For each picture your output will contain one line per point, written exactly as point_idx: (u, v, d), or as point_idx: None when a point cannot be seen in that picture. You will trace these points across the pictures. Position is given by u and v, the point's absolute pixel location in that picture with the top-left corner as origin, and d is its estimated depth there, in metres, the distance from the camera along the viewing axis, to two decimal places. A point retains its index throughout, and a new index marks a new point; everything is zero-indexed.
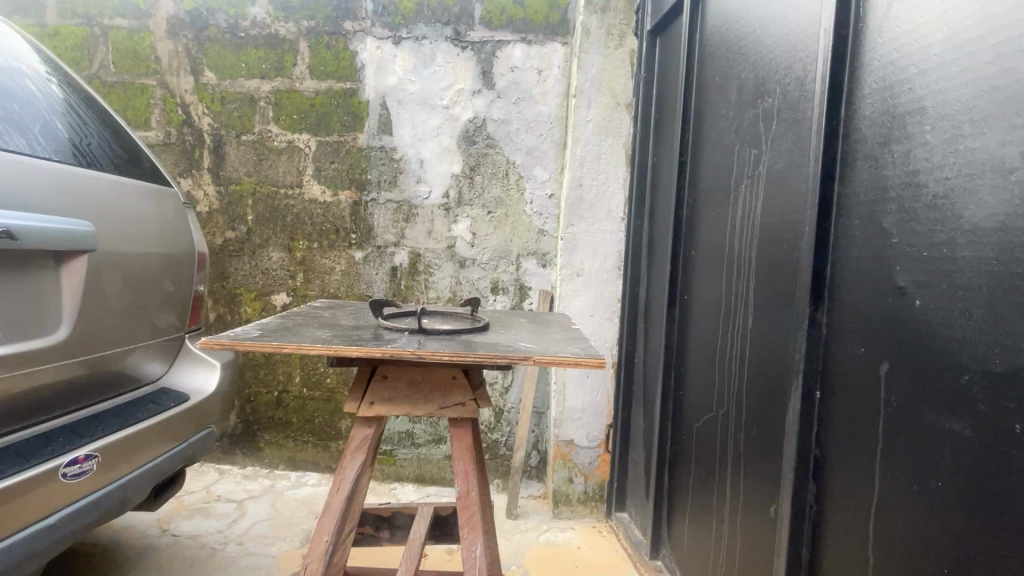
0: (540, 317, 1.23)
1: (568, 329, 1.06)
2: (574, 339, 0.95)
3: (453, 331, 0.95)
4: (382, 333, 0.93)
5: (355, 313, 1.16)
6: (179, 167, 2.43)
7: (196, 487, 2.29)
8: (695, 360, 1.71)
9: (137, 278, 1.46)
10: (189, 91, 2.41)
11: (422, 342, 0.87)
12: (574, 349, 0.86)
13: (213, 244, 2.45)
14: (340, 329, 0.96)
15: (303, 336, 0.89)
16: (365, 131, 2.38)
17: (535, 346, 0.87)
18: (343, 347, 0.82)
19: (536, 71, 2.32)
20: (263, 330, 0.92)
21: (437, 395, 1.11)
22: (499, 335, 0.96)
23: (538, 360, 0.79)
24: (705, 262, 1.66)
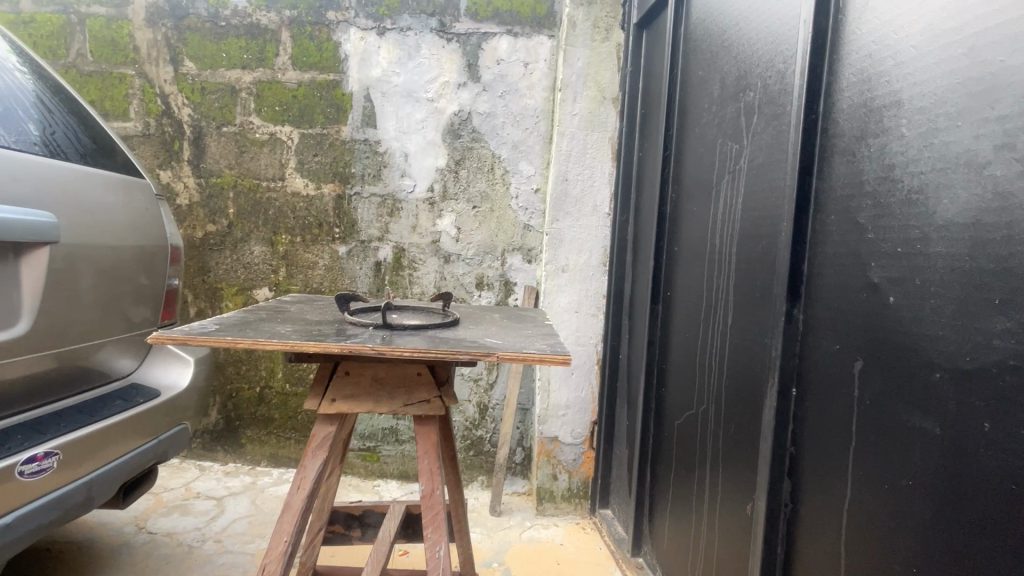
0: (515, 312, 1.20)
1: (541, 325, 1.04)
2: (544, 335, 0.93)
3: (419, 327, 0.93)
4: (345, 329, 0.90)
5: (324, 309, 1.13)
6: (158, 159, 2.39)
7: (176, 484, 2.26)
8: (676, 356, 1.69)
9: (107, 270, 1.43)
10: (168, 81, 2.36)
11: (386, 338, 0.85)
12: (542, 345, 0.84)
13: (194, 238, 2.41)
14: (303, 324, 0.94)
15: (262, 331, 0.86)
16: (349, 124, 2.35)
17: (503, 342, 0.85)
18: (301, 343, 0.79)
19: (522, 65, 2.29)
20: (222, 325, 0.90)
21: (402, 392, 1.09)
22: (467, 331, 0.93)
23: (502, 356, 0.77)
24: (687, 257, 1.65)
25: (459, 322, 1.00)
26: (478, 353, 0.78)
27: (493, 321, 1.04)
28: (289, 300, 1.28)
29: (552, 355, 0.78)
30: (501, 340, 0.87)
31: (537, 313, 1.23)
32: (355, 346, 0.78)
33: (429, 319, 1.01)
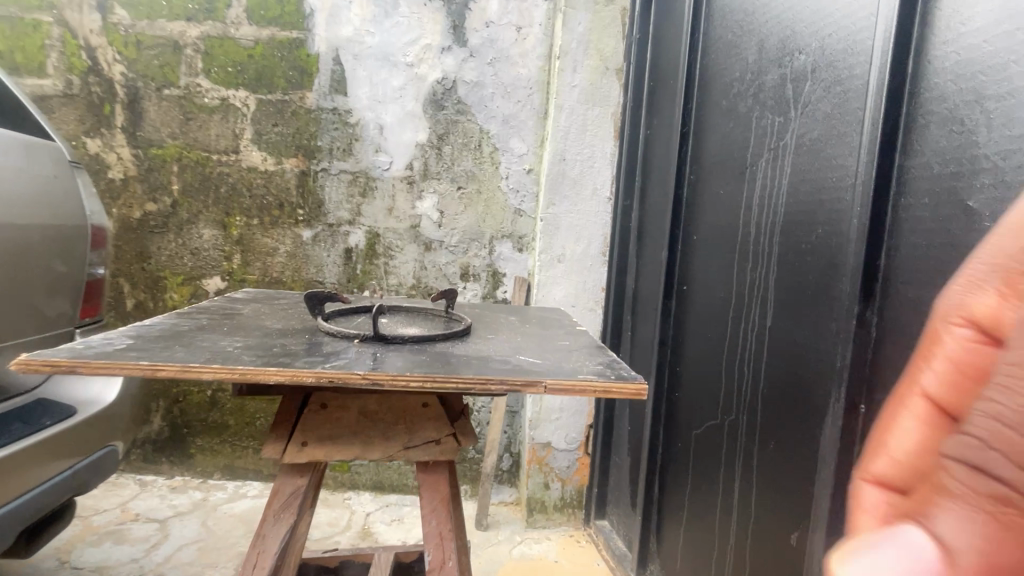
0: (528, 315, 0.98)
1: (573, 333, 0.82)
2: (584, 350, 0.71)
3: (423, 338, 0.69)
4: (323, 343, 0.66)
5: (291, 312, 0.89)
6: (85, 124, 2.02)
7: (110, 505, 1.95)
8: (694, 358, 1.51)
9: (6, 256, 1.12)
10: (96, 32, 1.99)
11: (381, 357, 0.62)
12: (592, 367, 0.62)
13: (130, 219, 2.06)
14: (262, 336, 0.69)
15: (202, 347, 0.61)
16: (315, 90, 2.04)
17: (541, 361, 0.62)
18: (259, 370, 0.54)
19: (514, 29, 2.04)
20: (144, 339, 0.64)
21: (404, 431, 0.95)
22: (486, 344, 0.71)
23: (551, 385, 0.54)
24: (708, 247, 1.46)
25: (472, 330, 0.77)
26: (516, 381, 0.54)
27: (513, 328, 0.82)
28: (246, 300, 1.02)
29: (619, 383, 0.56)
30: (536, 359, 0.63)
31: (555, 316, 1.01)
32: (338, 373, 0.54)
33: (432, 329, 0.77)
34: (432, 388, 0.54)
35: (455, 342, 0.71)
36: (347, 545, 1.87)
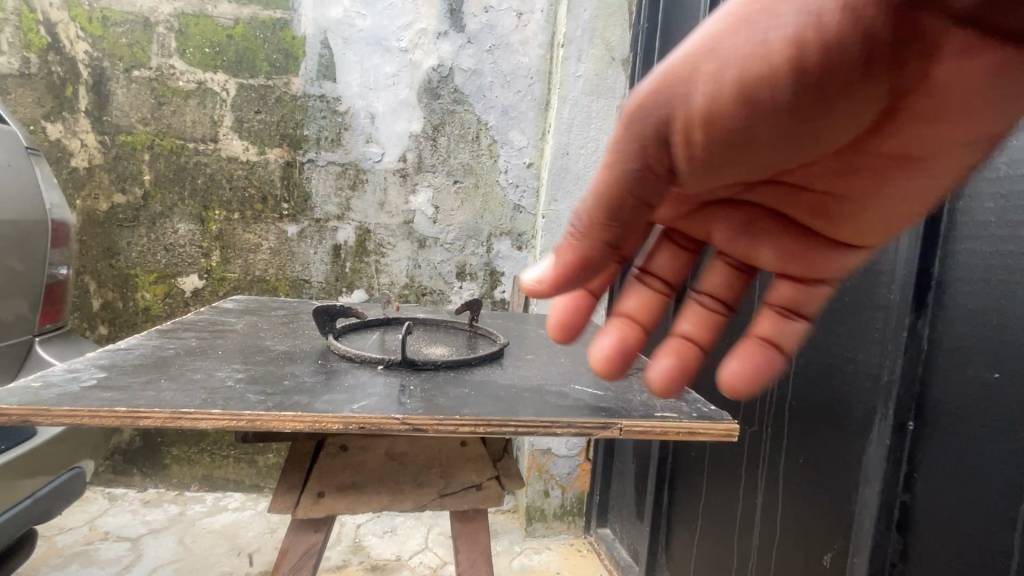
0: (568, 348, 1.00)
1: (599, 385, 0.75)
2: (646, 391, 0.74)
3: (442, 400, 0.62)
4: (332, 403, 0.58)
5: (289, 347, 0.80)
6: (44, 107, 1.83)
7: (77, 523, 1.79)
8: (710, 364, 1.45)
9: None
10: (56, 6, 1.81)
11: (410, 414, 0.56)
12: (656, 410, 0.65)
13: (96, 211, 1.89)
14: (260, 390, 0.61)
15: (190, 409, 0.52)
16: (301, 74, 1.90)
17: (584, 406, 0.64)
18: (272, 414, 0.54)
19: (514, 14, 1.94)
20: (120, 394, 0.55)
21: (440, 476, 0.94)
22: (513, 402, 0.63)
23: (624, 427, 0.59)
24: None
25: (491, 384, 0.70)
26: (588, 422, 0.59)
27: (535, 377, 0.76)
28: (236, 323, 0.93)
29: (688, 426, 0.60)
30: (603, 401, 0.67)
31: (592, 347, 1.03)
32: (371, 418, 0.55)
33: (463, 349, 0.89)
34: (493, 431, 0.57)
35: (516, 379, 0.74)
36: (338, 561, 1.76)
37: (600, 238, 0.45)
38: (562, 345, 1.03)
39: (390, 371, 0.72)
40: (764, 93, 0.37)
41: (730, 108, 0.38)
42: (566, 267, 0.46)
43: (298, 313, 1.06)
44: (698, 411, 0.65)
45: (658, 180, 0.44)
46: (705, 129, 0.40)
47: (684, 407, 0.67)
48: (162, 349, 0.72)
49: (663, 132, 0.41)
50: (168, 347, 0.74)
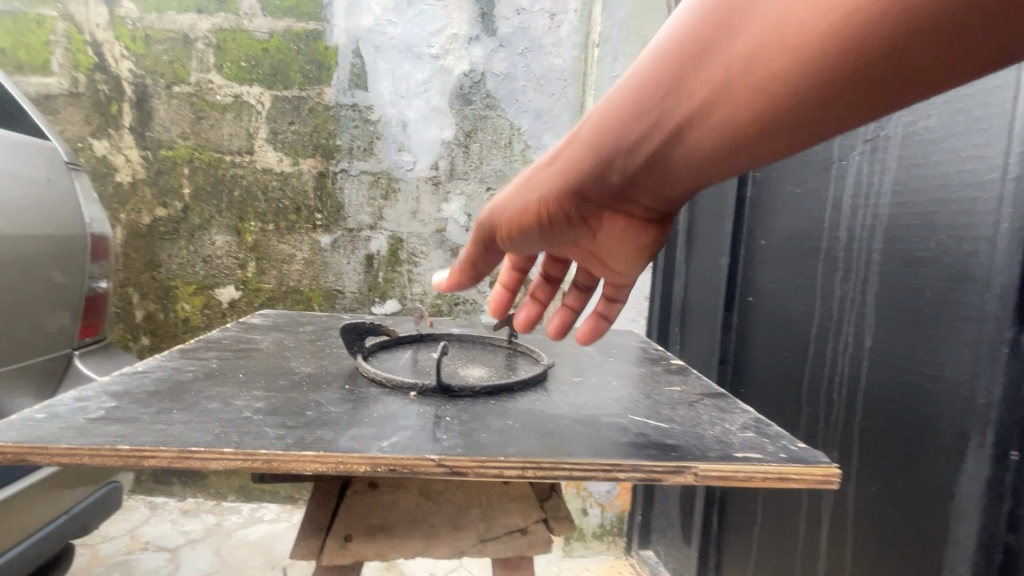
0: (617, 370, 0.94)
1: (658, 415, 0.68)
2: (717, 423, 0.66)
3: (482, 436, 0.57)
4: (357, 440, 0.53)
5: (315, 371, 0.76)
6: (91, 125, 1.89)
7: (119, 532, 1.82)
8: (765, 377, 1.35)
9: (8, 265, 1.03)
10: (102, 26, 1.86)
11: (447, 455, 0.51)
12: (733, 447, 0.58)
13: (139, 225, 1.93)
14: (279, 423, 0.57)
15: (200, 448, 0.49)
16: (334, 85, 1.90)
17: (642, 444, 0.57)
18: (290, 454, 0.50)
19: (547, 16, 1.88)
20: (128, 428, 0.52)
21: (480, 520, 0.87)
22: (561, 439, 0.57)
23: (701, 469, 0.52)
24: (784, 254, 1.31)
25: (535, 416, 0.64)
26: (657, 464, 0.52)
27: (586, 408, 0.69)
28: (263, 343, 0.90)
29: (779, 468, 0.53)
30: (669, 437, 0.60)
31: (643, 368, 0.96)
32: (404, 460, 0.50)
33: (504, 371, 0.84)
34: (545, 474, 0.51)
35: (567, 411, 0.68)
36: None
37: (469, 275, 0.80)
38: (609, 366, 0.97)
39: (423, 400, 0.67)
40: (525, 222, 0.67)
41: (512, 226, 0.70)
42: (453, 284, 0.81)
43: (327, 330, 1.03)
44: (784, 449, 0.57)
45: (498, 251, 0.76)
46: (506, 235, 0.72)
47: (765, 444, 0.59)
48: (179, 375, 0.69)
49: (489, 234, 0.74)
50: (188, 371, 0.71)
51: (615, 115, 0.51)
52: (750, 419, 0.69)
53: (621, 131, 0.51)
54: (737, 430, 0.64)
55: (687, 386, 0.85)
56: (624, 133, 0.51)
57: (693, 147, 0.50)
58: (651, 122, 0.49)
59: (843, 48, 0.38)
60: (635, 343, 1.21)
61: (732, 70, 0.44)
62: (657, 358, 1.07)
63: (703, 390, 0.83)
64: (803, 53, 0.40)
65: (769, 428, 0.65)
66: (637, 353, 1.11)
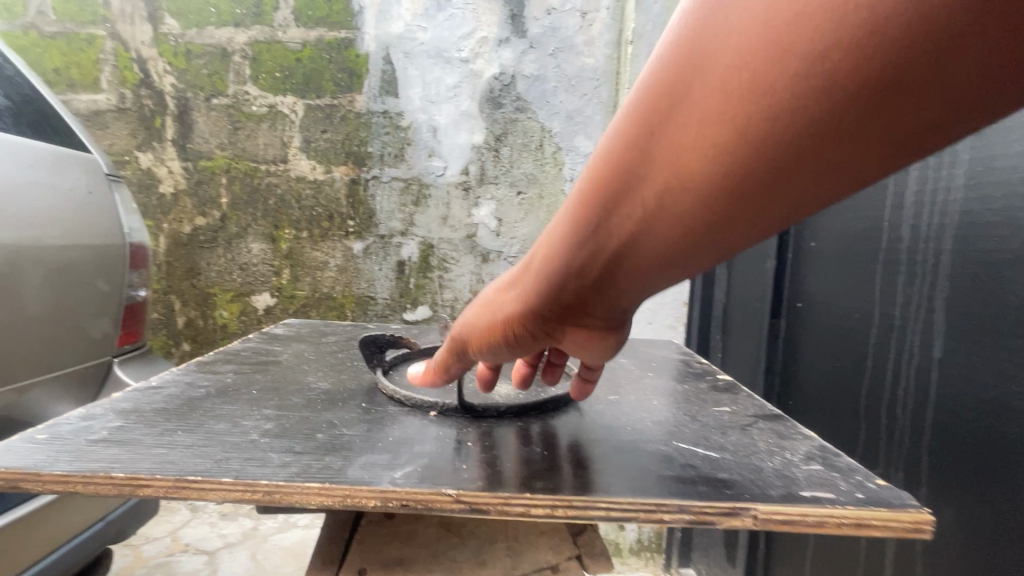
0: (656, 388, 0.91)
1: (707, 444, 0.66)
2: (777, 454, 0.64)
3: (505, 468, 0.55)
4: (369, 469, 0.52)
5: (330, 387, 0.80)
6: (137, 138, 1.96)
7: (160, 534, 1.86)
8: (817, 391, 1.27)
9: (53, 275, 1.06)
10: (147, 43, 1.93)
11: (463, 492, 0.49)
12: (800, 484, 0.55)
13: (180, 234, 1.99)
14: (287, 447, 0.56)
15: (197, 479, 0.47)
16: (365, 92, 1.91)
17: (687, 484, 0.54)
18: (292, 486, 0.48)
19: (578, 15, 1.84)
20: (128, 453, 0.52)
21: (506, 554, 0.80)
22: (595, 473, 0.55)
23: (762, 511, 0.49)
24: (836, 259, 1.23)
25: (565, 445, 0.63)
26: (713, 505, 0.49)
27: (624, 434, 0.68)
28: (282, 358, 0.93)
29: (855, 510, 0.49)
30: (723, 471, 0.58)
31: (686, 385, 0.92)
32: (419, 496, 0.48)
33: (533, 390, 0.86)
34: (576, 513, 0.49)
35: (606, 439, 0.66)
36: None
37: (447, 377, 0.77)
38: (647, 383, 0.93)
39: (439, 424, 0.68)
40: (492, 334, 0.66)
41: (480, 341, 0.69)
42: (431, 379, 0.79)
43: (347, 346, 1.04)
44: (857, 487, 0.54)
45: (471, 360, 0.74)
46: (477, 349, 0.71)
47: (836, 480, 0.56)
48: (192, 391, 0.73)
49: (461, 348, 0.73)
50: (202, 386, 0.76)
51: (556, 237, 0.53)
52: (814, 448, 0.66)
53: (563, 251, 0.52)
54: (800, 462, 0.61)
55: (736, 407, 0.81)
56: (572, 255, 0.52)
57: (643, 260, 0.50)
58: (595, 245, 0.50)
59: (746, 144, 0.39)
60: (675, 355, 1.16)
61: (661, 193, 0.44)
62: (700, 372, 1.01)
63: (755, 412, 0.79)
64: (724, 166, 0.41)
65: (836, 460, 0.62)
66: (678, 366, 1.06)
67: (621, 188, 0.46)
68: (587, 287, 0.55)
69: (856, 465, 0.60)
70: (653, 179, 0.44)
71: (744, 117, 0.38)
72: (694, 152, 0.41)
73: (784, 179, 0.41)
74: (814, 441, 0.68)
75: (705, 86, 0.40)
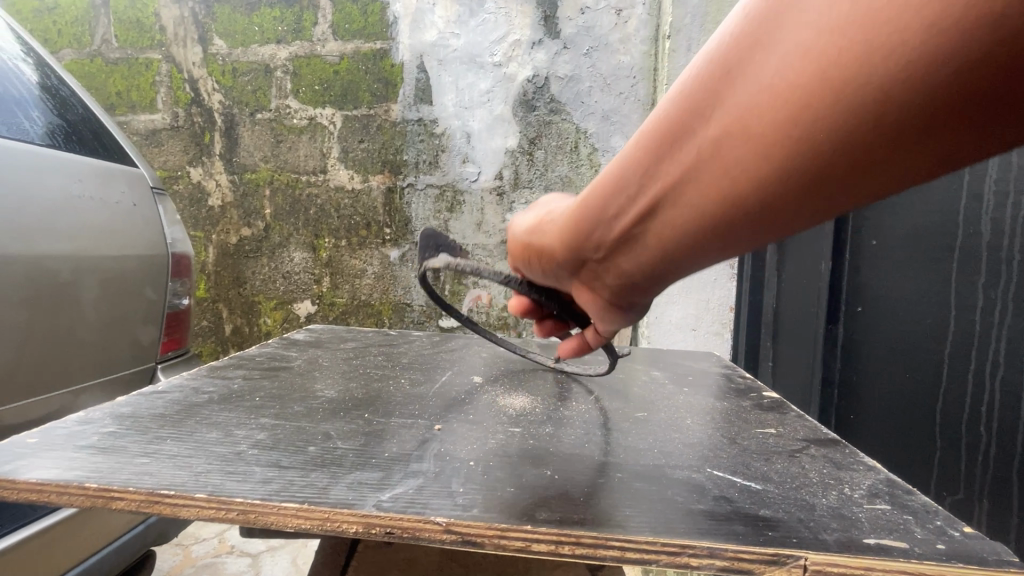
0: (692, 406, 0.83)
1: (747, 472, 0.59)
2: (833, 488, 0.56)
3: (505, 494, 0.51)
4: (356, 489, 0.50)
5: (335, 396, 0.79)
6: (189, 154, 2.06)
7: (208, 535, 1.93)
8: (884, 408, 1.16)
9: (108, 283, 1.12)
10: (197, 64, 2.02)
11: (456, 522, 0.46)
12: (862, 529, 0.48)
13: (228, 244, 2.07)
14: (273, 461, 0.55)
15: (170, 493, 0.47)
16: (400, 101, 1.93)
17: (718, 523, 0.48)
18: (268, 504, 0.47)
19: (613, 12, 1.79)
20: (109, 460, 0.53)
21: None
22: (611, 504, 0.50)
23: (814, 561, 0.43)
24: (902, 263, 1.13)
25: (581, 469, 0.58)
26: (752, 550, 0.44)
27: (649, 457, 0.62)
28: (293, 365, 0.94)
29: (931, 566, 0.43)
30: (767, 508, 0.51)
31: (725, 403, 0.85)
32: (408, 524, 0.46)
33: (554, 403, 0.82)
34: (584, 552, 0.45)
35: (631, 463, 0.61)
36: None
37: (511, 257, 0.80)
38: (681, 401, 0.86)
39: (442, 438, 0.65)
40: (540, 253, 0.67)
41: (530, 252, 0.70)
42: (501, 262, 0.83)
43: (362, 355, 1.03)
44: (933, 535, 0.47)
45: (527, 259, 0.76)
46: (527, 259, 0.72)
47: (907, 525, 0.49)
48: (195, 397, 0.75)
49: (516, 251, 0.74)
50: (206, 392, 0.78)
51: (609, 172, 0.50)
52: (880, 482, 0.58)
53: (608, 190, 0.50)
54: (862, 499, 0.54)
55: (784, 430, 0.74)
56: (614, 199, 0.50)
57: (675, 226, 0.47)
58: (637, 192, 0.48)
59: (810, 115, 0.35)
60: (716, 369, 1.08)
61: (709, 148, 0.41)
62: (743, 389, 0.93)
63: (807, 436, 0.71)
64: (779, 135, 0.37)
65: (908, 498, 0.55)
66: (719, 381, 0.98)
67: (666, 146, 0.44)
68: (622, 243, 0.54)
69: (931, 505, 0.53)
70: (705, 134, 0.41)
71: (814, 90, 0.34)
72: (738, 132, 0.39)
73: (830, 174, 0.37)
74: (879, 474, 0.60)
75: (781, 57, 0.35)
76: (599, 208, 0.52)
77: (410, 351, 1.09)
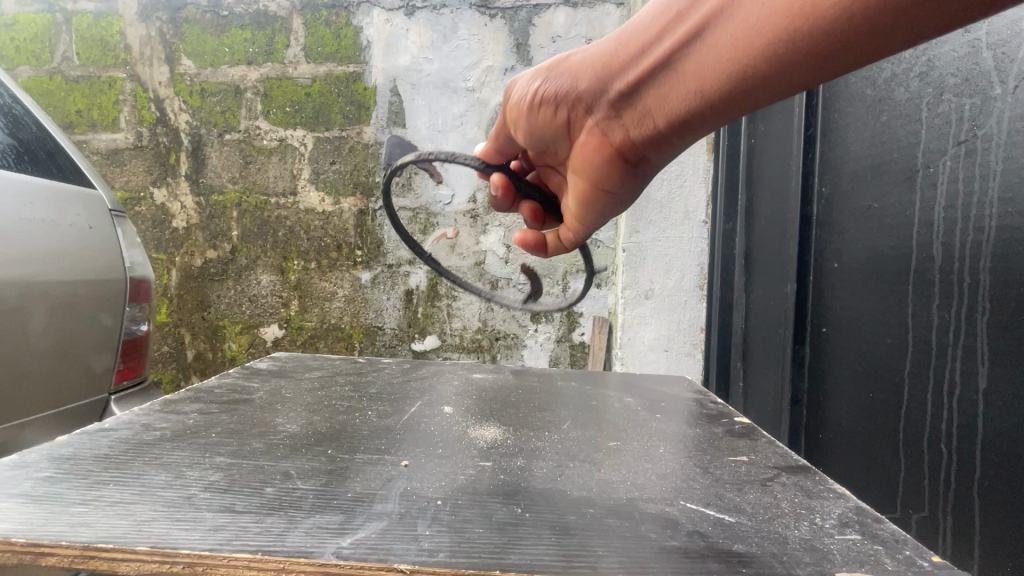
0: (665, 434, 0.83)
1: (720, 505, 0.59)
2: (805, 518, 0.57)
3: (473, 535, 0.50)
4: (314, 534, 0.48)
5: (296, 430, 0.76)
6: (153, 174, 1.97)
7: None
8: (851, 426, 1.18)
9: (59, 309, 1.06)
10: (164, 83, 1.98)
11: (419, 566, 0.44)
12: (834, 562, 0.48)
13: (191, 267, 2.00)
14: (226, 506, 0.53)
15: (109, 547, 0.45)
16: (372, 124, 1.92)
17: (693, 561, 0.48)
18: (218, 557, 0.45)
19: (583, 41, 1.84)
20: (42, 513, 0.50)
21: None
22: (581, 544, 0.49)
23: None
24: (862, 285, 1.17)
25: (551, 505, 0.57)
26: None
27: (622, 491, 0.61)
28: (254, 398, 0.90)
29: None
30: (740, 542, 0.51)
31: (699, 432, 0.85)
32: (370, 570, 0.44)
33: (524, 434, 0.81)
34: None
35: (605, 498, 0.60)
36: None
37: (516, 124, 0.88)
38: (654, 427, 0.87)
39: (407, 475, 0.63)
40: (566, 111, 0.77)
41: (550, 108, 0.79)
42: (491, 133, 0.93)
43: (327, 386, 1.00)
44: (904, 566, 0.48)
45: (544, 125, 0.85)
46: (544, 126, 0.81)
47: (878, 556, 0.50)
48: (146, 433, 0.72)
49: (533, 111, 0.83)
50: (158, 429, 0.74)
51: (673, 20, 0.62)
52: (849, 510, 0.59)
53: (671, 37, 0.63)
54: (834, 529, 0.55)
55: (756, 458, 0.74)
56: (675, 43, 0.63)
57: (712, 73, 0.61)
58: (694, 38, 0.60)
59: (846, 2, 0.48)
60: (689, 396, 1.08)
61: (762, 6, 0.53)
62: (716, 415, 0.93)
63: (777, 464, 0.72)
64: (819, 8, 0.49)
65: (877, 527, 0.55)
66: (691, 407, 0.98)
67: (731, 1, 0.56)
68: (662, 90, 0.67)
69: (901, 533, 0.53)
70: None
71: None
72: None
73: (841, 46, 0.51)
74: (849, 501, 0.61)
75: None
76: (659, 10, 0.65)
77: (380, 380, 1.06)
